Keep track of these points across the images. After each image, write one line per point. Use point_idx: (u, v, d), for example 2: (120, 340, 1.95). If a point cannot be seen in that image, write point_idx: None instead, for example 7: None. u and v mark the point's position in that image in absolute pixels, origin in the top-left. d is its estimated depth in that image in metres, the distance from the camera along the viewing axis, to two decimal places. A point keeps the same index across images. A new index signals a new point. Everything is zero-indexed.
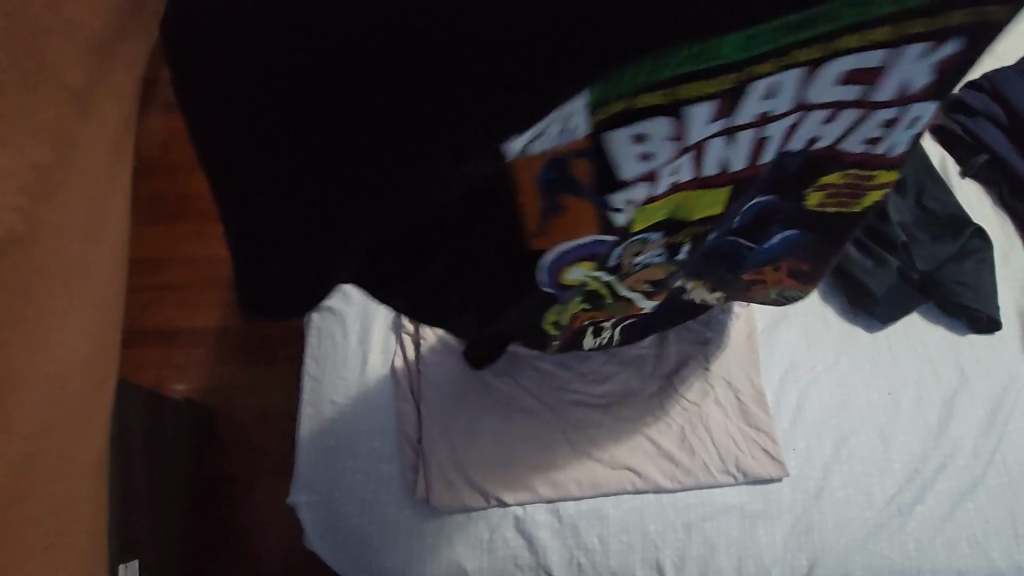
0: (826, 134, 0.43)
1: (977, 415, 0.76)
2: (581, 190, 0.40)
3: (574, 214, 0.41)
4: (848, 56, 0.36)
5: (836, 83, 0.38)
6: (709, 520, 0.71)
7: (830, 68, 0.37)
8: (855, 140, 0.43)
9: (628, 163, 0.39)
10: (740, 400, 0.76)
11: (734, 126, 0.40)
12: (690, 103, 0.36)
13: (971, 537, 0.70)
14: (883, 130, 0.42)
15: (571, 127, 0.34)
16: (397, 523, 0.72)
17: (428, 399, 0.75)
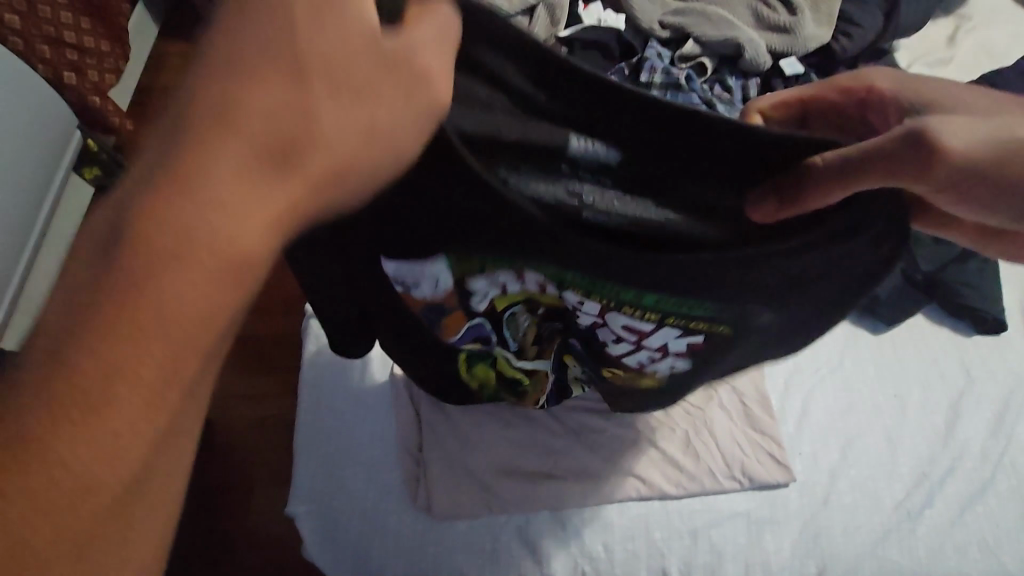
0: (613, 346, 0.56)
1: (985, 417, 0.75)
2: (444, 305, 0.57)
3: (453, 321, 0.59)
4: (622, 314, 0.51)
5: (621, 324, 0.53)
6: (715, 527, 0.70)
7: (611, 316, 0.52)
8: (631, 360, 0.57)
9: (477, 282, 0.53)
10: (744, 404, 0.75)
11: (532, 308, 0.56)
12: (491, 284, 0.52)
13: (982, 541, 0.69)
14: (651, 361, 0.57)
15: (438, 283, 0.53)
16: (398, 533, 0.70)
17: (429, 406, 0.75)
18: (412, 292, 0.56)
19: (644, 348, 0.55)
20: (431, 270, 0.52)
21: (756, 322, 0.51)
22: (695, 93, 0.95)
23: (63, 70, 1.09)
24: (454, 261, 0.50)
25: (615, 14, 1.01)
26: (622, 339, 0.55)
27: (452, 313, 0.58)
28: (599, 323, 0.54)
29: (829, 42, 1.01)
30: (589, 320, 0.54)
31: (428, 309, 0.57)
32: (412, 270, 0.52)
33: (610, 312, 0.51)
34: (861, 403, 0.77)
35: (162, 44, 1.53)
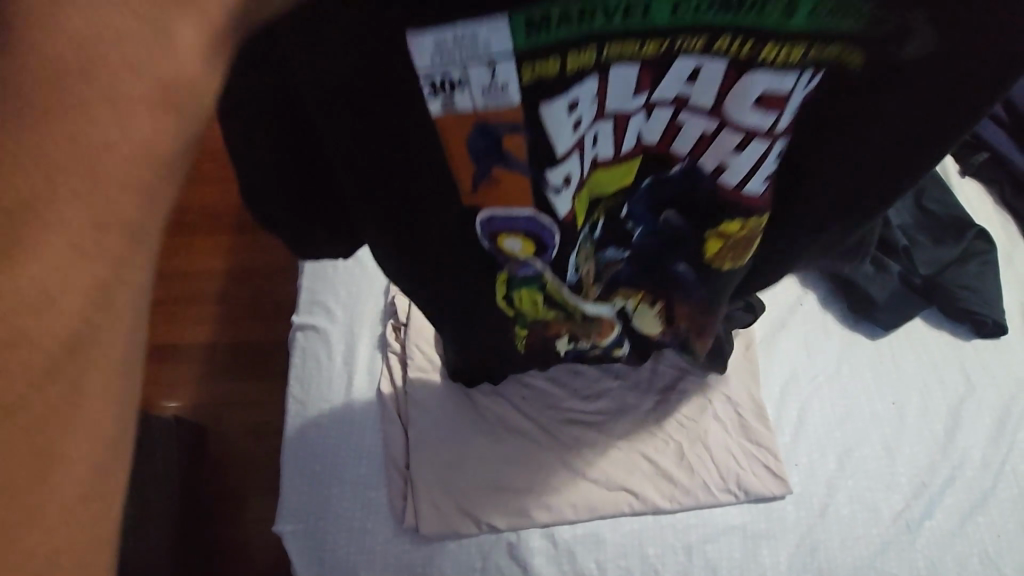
0: (731, 161, 0.40)
1: (985, 424, 0.74)
2: (508, 157, 0.36)
3: (508, 185, 0.38)
4: (765, 72, 0.33)
5: (756, 104, 0.35)
6: (710, 541, 0.68)
7: (748, 86, 0.34)
8: (741, 160, 0.39)
9: (565, 130, 0.35)
10: (740, 415, 0.73)
11: (626, 109, 0.37)
12: (578, 78, 0.32)
13: (983, 552, 0.67)
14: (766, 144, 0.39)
15: (498, 87, 0.31)
16: (385, 552, 0.69)
17: (416, 421, 0.73)
18: (454, 103, 0.32)
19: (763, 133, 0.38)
20: (483, 39, 0.28)
21: (904, 67, 0.33)
22: None
23: None
24: (529, 65, 0.30)
25: None
26: (748, 136, 0.38)
27: (507, 138, 0.35)
28: (708, 137, 0.39)
29: None
30: (692, 129, 0.39)
31: (479, 140, 0.34)
32: (461, 44, 0.29)
33: (750, 75, 0.34)
34: (860, 410, 0.75)
35: None
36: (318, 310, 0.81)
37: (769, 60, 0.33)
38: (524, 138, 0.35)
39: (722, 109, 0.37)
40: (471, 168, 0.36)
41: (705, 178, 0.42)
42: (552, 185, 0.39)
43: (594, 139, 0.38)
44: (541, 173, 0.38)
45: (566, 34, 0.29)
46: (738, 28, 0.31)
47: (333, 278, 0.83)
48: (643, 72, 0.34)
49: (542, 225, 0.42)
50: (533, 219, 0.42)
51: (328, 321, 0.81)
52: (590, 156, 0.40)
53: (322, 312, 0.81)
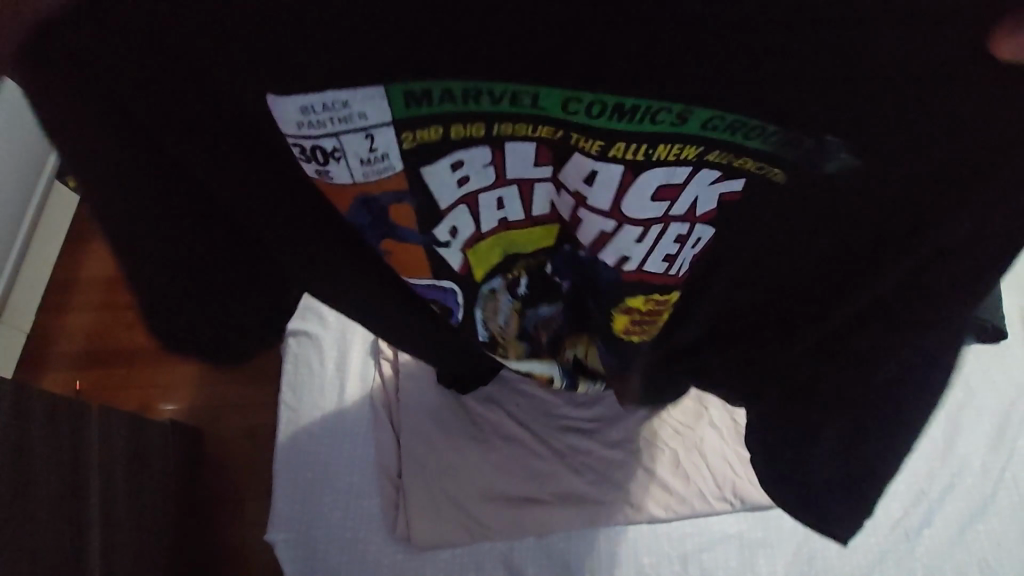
0: (632, 254, 0.34)
1: (985, 430, 0.73)
2: (400, 230, 0.34)
3: (400, 254, 0.36)
4: (656, 172, 0.28)
5: (656, 198, 0.30)
6: (706, 551, 0.67)
7: (643, 188, 0.29)
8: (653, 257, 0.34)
9: (453, 189, 0.31)
10: (736, 422, 0.72)
11: (508, 180, 0.31)
12: (462, 144, 0.28)
13: (983, 561, 0.66)
14: (679, 247, 0.33)
15: (380, 158, 0.29)
16: (377, 563, 0.68)
17: (409, 429, 0.72)
18: (330, 175, 0.30)
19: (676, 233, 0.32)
20: (353, 106, 0.25)
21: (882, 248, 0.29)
22: None
23: None
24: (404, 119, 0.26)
25: None
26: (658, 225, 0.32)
27: (393, 208, 0.32)
28: (608, 235, 0.33)
29: None
30: (593, 229, 0.33)
31: (362, 213, 0.32)
32: (324, 111, 0.25)
33: (648, 180, 0.29)
34: None
35: None
36: (310, 315, 0.80)
37: (679, 158, 0.27)
38: (409, 203, 0.32)
39: (621, 213, 0.31)
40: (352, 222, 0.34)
41: (603, 268, 0.36)
42: (443, 241, 0.35)
43: (496, 204, 0.33)
44: (427, 233, 0.35)
45: (446, 108, 0.25)
46: (638, 116, 0.24)
47: None
48: (538, 151, 0.28)
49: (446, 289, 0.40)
50: (428, 287, 0.40)
51: (321, 327, 0.80)
52: (497, 218, 0.34)
53: (315, 318, 0.80)
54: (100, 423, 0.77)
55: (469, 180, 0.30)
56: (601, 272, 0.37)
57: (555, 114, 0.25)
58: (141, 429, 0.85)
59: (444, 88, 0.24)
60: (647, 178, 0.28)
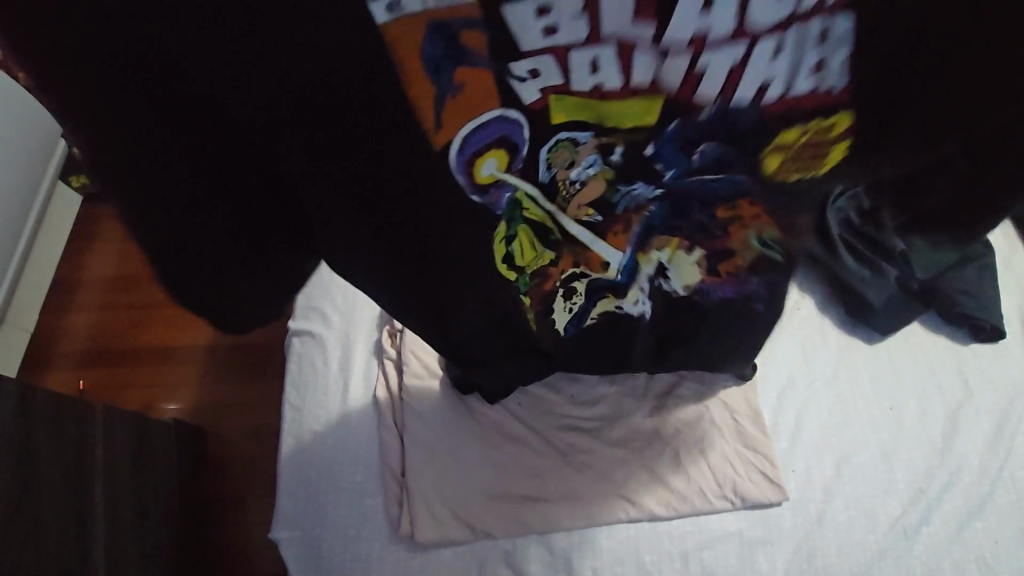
0: (770, 79, 0.32)
1: (983, 429, 0.73)
2: (470, 57, 0.30)
3: (469, 92, 0.32)
4: None
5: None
6: (706, 548, 0.68)
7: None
8: (781, 83, 0.32)
9: (538, 37, 0.30)
10: (736, 421, 0.73)
11: (605, 30, 0.30)
12: None
13: (981, 559, 0.67)
14: (798, 68, 0.31)
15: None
16: (381, 561, 0.69)
17: (412, 428, 0.73)
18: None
19: (797, 45, 0.30)
20: None
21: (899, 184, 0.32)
22: None
23: None
24: None
25: None
26: (777, 40, 0.30)
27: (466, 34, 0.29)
28: (742, 62, 0.31)
29: None
30: (716, 63, 0.31)
31: (434, 43, 0.29)
32: None
33: None
34: (857, 416, 0.75)
35: None
36: (314, 315, 0.81)
37: None
38: (483, 32, 0.29)
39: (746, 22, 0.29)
40: (434, 85, 0.31)
41: (735, 109, 0.34)
42: (519, 80, 0.32)
43: (589, 65, 0.31)
44: (503, 69, 0.31)
45: None
46: None
47: (330, 285, 0.82)
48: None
49: (513, 123, 0.35)
50: (502, 132, 0.35)
51: (324, 326, 0.80)
52: (591, 83, 0.32)
53: (318, 317, 0.81)
54: (105, 421, 0.78)
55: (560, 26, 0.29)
56: (742, 121, 0.34)
57: None
58: (144, 428, 0.85)
59: None
60: None
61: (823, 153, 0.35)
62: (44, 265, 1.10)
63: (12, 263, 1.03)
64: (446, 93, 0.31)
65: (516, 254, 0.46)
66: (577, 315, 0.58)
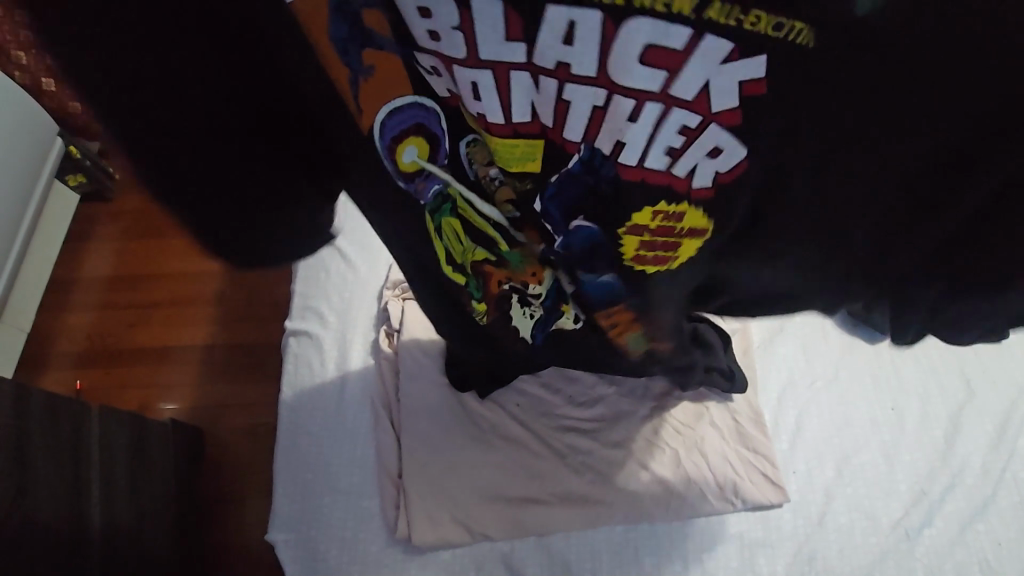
0: (632, 141, 0.30)
1: (986, 430, 0.73)
2: (374, 36, 0.31)
3: (379, 73, 0.33)
4: (641, 25, 0.24)
5: (637, 69, 0.26)
6: (706, 550, 0.67)
7: (626, 53, 0.26)
8: (657, 151, 0.30)
9: (430, 41, 0.29)
10: (736, 421, 0.72)
11: (483, 60, 0.29)
12: None
13: (984, 561, 0.66)
14: (685, 143, 0.29)
15: None
16: (376, 563, 0.68)
17: (409, 429, 0.72)
18: None
19: (674, 126, 0.28)
20: None
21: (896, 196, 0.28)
22: None
23: (41, 77, 1.02)
24: None
25: None
26: (643, 109, 0.28)
27: (368, 18, 0.30)
28: (600, 111, 0.29)
29: None
30: (583, 107, 0.29)
31: (341, 27, 0.30)
32: None
33: (623, 42, 0.25)
34: (859, 416, 0.74)
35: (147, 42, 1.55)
36: (311, 314, 0.80)
37: (648, 14, 0.24)
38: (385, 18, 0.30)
39: (607, 80, 0.27)
40: (345, 66, 0.32)
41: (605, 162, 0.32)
42: (425, 71, 0.32)
43: (475, 91, 0.31)
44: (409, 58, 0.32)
45: None
46: None
47: (327, 284, 0.82)
48: (506, 20, 0.26)
49: (428, 114, 0.35)
50: (418, 111, 0.35)
51: (321, 326, 0.80)
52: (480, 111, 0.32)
53: (315, 317, 0.80)
54: (102, 420, 0.77)
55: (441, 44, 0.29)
56: (604, 169, 0.32)
57: None
58: (143, 426, 0.85)
59: None
60: (615, 41, 0.25)
61: (672, 241, 0.35)
62: (41, 265, 1.09)
63: (9, 260, 1.00)
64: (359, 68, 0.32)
65: (453, 251, 0.45)
66: (540, 325, 0.52)
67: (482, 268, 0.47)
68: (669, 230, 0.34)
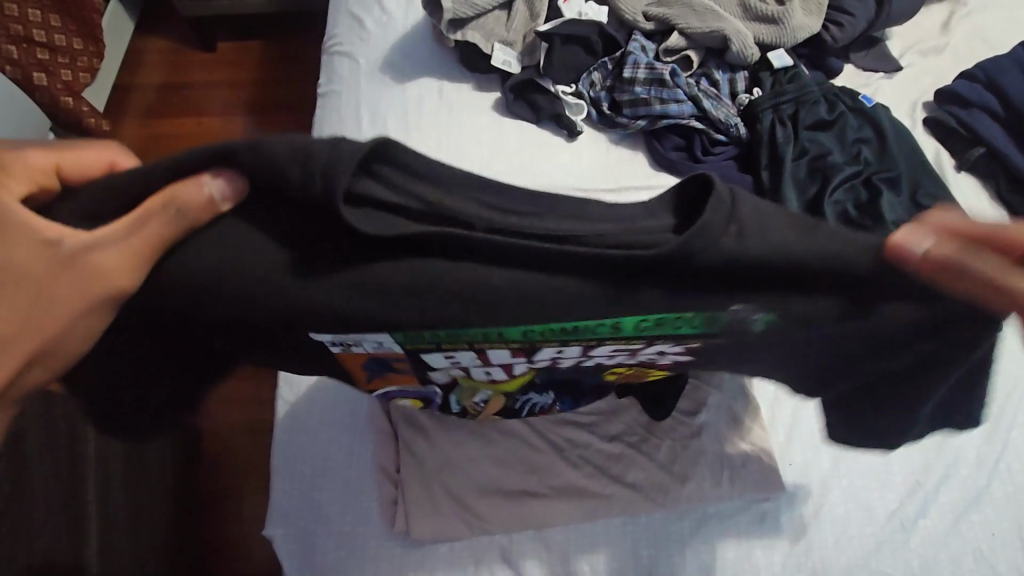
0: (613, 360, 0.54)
1: (979, 422, 0.73)
2: (399, 369, 0.54)
3: (395, 376, 0.57)
4: (609, 341, 0.48)
5: (609, 349, 0.49)
6: (704, 543, 0.68)
7: (597, 347, 0.49)
8: (635, 361, 0.54)
9: (447, 364, 0.52)
10: (734, 413, 0.73)
11: (501, 362, 0.52)
12: (487, 347, 0.48)
13: (977, 550, 0.66)
14: (656, 354, 0.52)
15: (386, 346, 0.48)
16: (376, 557, 0.68)
17: (408, 425, 0.72)
18: (352, 350, 0.49)
19: (642, 351, 0.51)
20: (375, 339, 0.46)
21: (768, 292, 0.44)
22: (680, 89, 0.92)
23: (32, 71, 1.08)
24: (414, 345, 0.47)
25: (598, 6, 0.98)
26: (615, 355, 0.51)
27: (397, 362, 0.52)
28: (585, 361, 0.53)
29: (819, 33, 0.99)
30: (569, 363, 0.53)
31: (375, 365, 0.53)
32: (353, 337, 0.46)
33: (596, 344, 0.48)
34: None
35: (140, 42, 1.57)
36: None
37: (607, 337, 0.47)
38: (409, 363, 0.52)
39: (589, 353, 0.50)
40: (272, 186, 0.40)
41: (591, 367, 0.56)
42: (436, 373, 0.56)
43: (484, 369, 0.55)
44: (421, 372, 0.56)
45: (446, 338, 0.46)
46: (586, 327, 0.45)
47: None
48: (514, 351, 0.49)
49: (427, 389, 0.64)
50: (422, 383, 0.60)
51: None
52: (484, 375, 0.57)
53: None
54: None
55: (469, 368, 0.54)
56: (594, 369, 0.57)
57: (516, 334, 0.45)
58: None
59: (431, 333, 0.45)
60: (592, 345, 0.48)
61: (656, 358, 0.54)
62: None
63: None
64: (375, 374, 0.56)
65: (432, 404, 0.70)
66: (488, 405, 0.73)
67: (456, 393, 0.64)
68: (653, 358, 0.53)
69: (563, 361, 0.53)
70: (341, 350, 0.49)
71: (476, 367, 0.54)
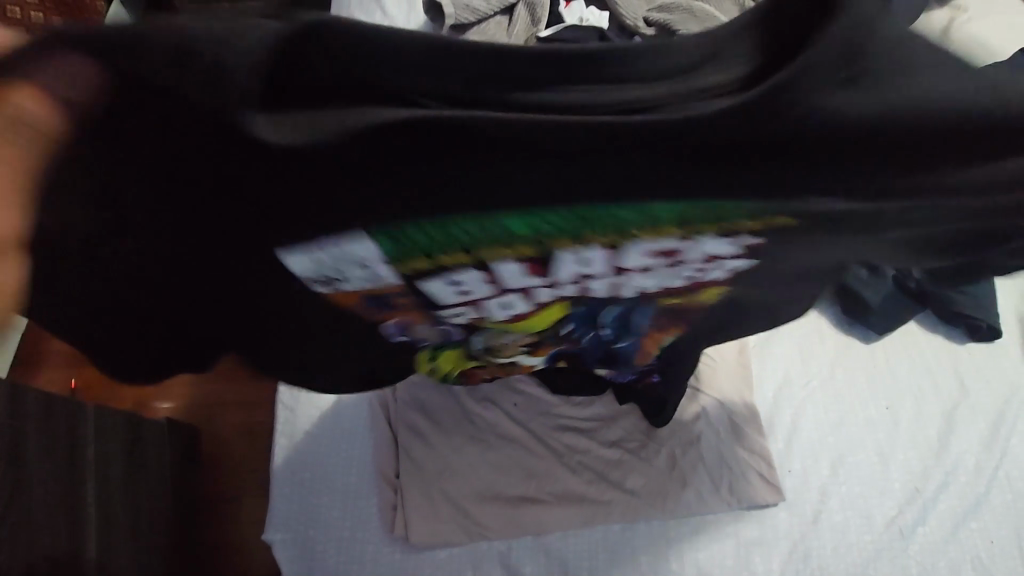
0: (649, 283, 0.45)
1: (978, 430, 0.73)
2: (400, 306, 0.46)
3: (407, 316, 0.47)
4: (645, 241, 0.38)
5: (644, 255, 0.40)
6: (702, 549, 0.68)
7: (632, 249, 0.39)
8: (677, 282, 0.45)
9: (453, 294, 0.44)
10: (732, 420, 0.73)
11: (517, 286, 0.43)
12: (493, 262, 0.39)
13: (976, 558, 0.67)
14: (702, 271, 0.44)
15: (375, 274, 0.40)
16: (375, 562, 0.68)
17: (407, 431, 0.72)
18: (342, 287, 0.42)
19: (687, 268, 0.43)
20: (358, 260, 0.38)
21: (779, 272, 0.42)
22: None
23: None
24: (404, 268, 0.39)
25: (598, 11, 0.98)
26: (655, 267, 0.42)
27: (398, 299, 0.45)
28: (618, 280, 0.44)
29: None
30: (600, 283, 0.44)
31: (374, 301, 0.45)
32: (325, 259, 0.38)
33: (625, 248, 0.39)
34: (854, 416, 0.75)
35: None
36: None
37: (645, 236, 0.38)
38: (410, 296, 0.44)
39: (621, 265, 0.41)
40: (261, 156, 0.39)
41: (628, 294, 0.48)
42: (450, 314, 0.48)
43: (504, 300, 0.46)
44: (433, 311, 0.47)
45: (449, 250, 0.37)
46: (608, 223, 0.36)
47: None
48: (527, 264, 0.40)
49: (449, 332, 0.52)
50: (435, 326, 0.50)
51: None
52: (505, 308, 0.47)
53: None
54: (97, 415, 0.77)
55: (483, 300, 0.45)
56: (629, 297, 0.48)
57: (521, 231, 0.36)
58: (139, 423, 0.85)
59: (416, 241, 0.36)
60: (621, 248, 0.39)
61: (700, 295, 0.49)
62: None
63: None
64: (375, 312, 0.46)
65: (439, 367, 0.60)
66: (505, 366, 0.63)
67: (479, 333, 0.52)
68: (697, 296, 0.49)
69: (592, 280, 0.44)
70: (331, 290, 0.42)
71: (488, 292, 0.44)
